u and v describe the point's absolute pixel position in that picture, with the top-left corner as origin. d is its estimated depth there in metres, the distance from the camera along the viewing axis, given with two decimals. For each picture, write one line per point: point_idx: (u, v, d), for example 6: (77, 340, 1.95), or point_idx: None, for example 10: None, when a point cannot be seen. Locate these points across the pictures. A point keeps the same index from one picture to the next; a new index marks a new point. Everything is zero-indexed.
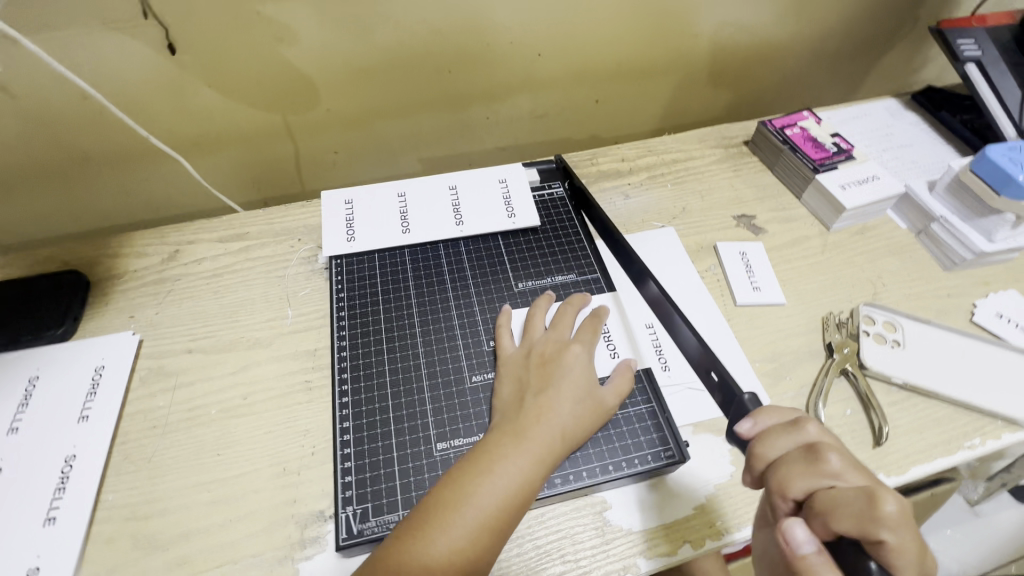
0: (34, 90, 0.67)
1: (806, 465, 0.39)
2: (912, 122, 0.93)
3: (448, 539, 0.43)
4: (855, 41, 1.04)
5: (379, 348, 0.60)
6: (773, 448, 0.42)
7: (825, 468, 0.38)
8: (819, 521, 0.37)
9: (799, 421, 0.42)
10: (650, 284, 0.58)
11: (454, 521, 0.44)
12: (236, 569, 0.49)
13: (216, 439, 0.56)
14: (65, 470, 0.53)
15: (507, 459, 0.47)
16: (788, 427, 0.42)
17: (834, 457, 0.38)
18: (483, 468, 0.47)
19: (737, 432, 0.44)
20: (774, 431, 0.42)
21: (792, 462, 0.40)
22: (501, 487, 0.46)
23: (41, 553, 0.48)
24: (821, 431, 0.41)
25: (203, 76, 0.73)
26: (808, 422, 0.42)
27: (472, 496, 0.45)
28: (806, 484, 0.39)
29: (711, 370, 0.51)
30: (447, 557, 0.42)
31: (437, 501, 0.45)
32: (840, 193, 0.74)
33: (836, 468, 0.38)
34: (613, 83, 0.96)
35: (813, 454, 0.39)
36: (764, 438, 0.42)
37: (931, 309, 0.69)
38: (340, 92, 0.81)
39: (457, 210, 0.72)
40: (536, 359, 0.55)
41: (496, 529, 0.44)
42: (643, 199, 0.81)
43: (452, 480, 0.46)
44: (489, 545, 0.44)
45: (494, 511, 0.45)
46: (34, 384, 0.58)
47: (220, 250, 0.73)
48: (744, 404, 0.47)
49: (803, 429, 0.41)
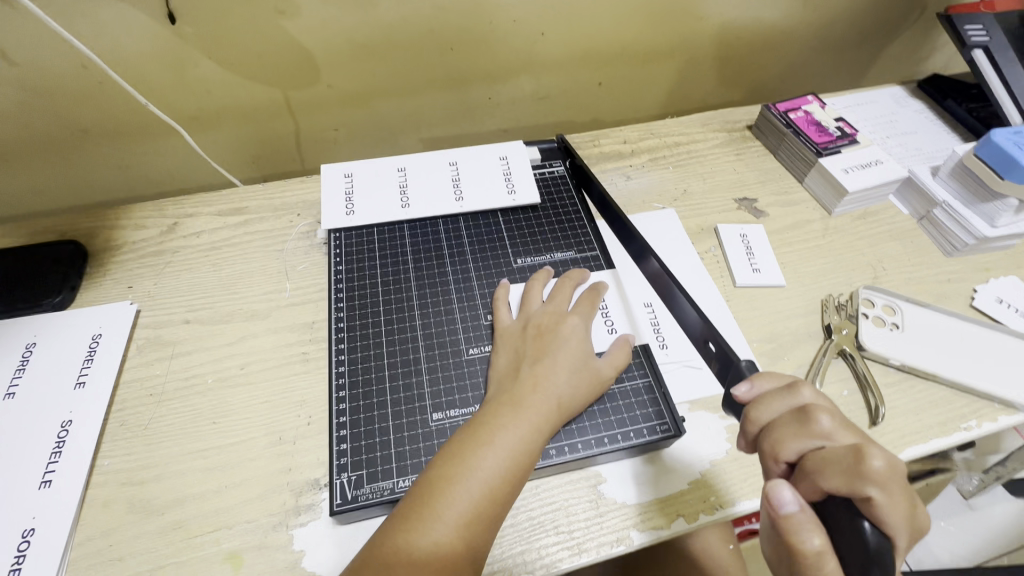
0: (31, 58, 0.67)
1: (797, 427, 0.39)
2: (917, 109, 0.92)
3: (454, 514, 0.42)
4: (863, 28, 1.03)
5: (376, 320, 0.60)
6: (766, 411, 0.42)
7: (814, 428, 0.38)
8: (809, 480, 0.37)
9: (793, 385, 0.42)
10: (651, 259, 0.57)
11: (457, 495, 0.43)
12: (230, 534, 0.49)
13: (212, 407, 0.56)
14: (61, 435, 0.53)
15: (505, 429, 0.47)
16: (781, 390, 0.42)
17: (824, 417, 0.38)
18: (482, 440, 0.46)
19: (734, 395, 0.44)
20: (767, 395, 0.42)
21: (784, 425, 0.40)
22: (502, 457, 0.45)
23: (36, 516, 0.48)
24: (814, 394, 0.41)
25: (203, 48, 0.72)
26: (802, 387, 0.42)
27: (474, 469, 0.44)
28: (797, 445, 0.39)
29: (708, 341, 0.51)
30: (454, 533, 0.42)
31: (438, 477, 0.44)
32: (843, 176, 0.74)
33: (826, 428, 0.38)
34: (617, 66, 0.95)
35: (805, 416, 0.39)
36: (757, 403, 0.42)
37: (931, 294, 0.69)
38: (342, 69, 0.80)
39: (457, 187, 0.72)
40: (533, 330, 0.55)
41: (500, 500, 0.44)
42: (644, 181, 0.80)
43: (451, 453, 0.46)
44: (493, 517, 0.44)
45: (497, 482, 0.44)
46: (31, 350, 0.58)
47: (219, 224, 0.73)
48: (741, 371, 0.47)
49: (796, 392, 0.41)
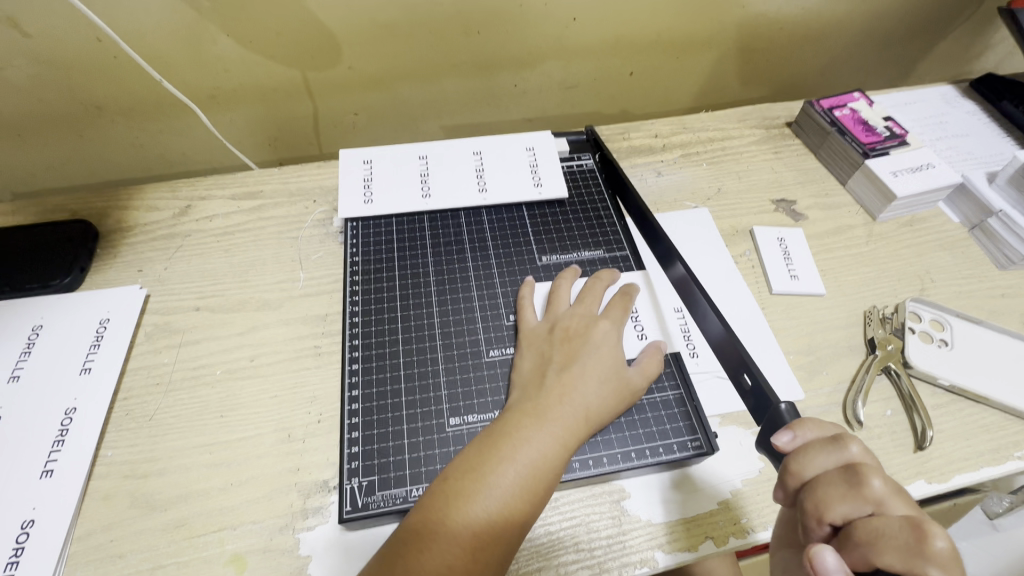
0: (44, 30, 0.64)
1: (846, 488, 0.36)
2: (969, 111, 0.86)
3: (467, 534, 0.40)
4: (912, 22, 0.97)
5: (393, 316, 0.57)
6: (810, 466, 0.39)
7: (866, 492, 0.35)
8: (860, 552, 0.34)
9: (841, 438, 0.39)
10: (678, 265, 0.55)
11: (474, 513, 0.40)
12: (234, 535, 0.47)
13: (220, 400, 0.54)
14: (65, 422, 0.51)
15: (528, 442, 0.44)
16: (827, 443, 0.39)
17: (877, 481, 0.35)
18: (503, 453, 0.43)
19: (775, 443, 0.41)
20: (812, 448, 0.39)
21: (831, 484, 0.37)
22: (523, 473, 0.43)
23: (36, 506, 0.46)
24: (864, 450, 0.38)
25: (222, 24, 0.69)
26: (850, 441, 0.38)
27: (492, 485, 0.42)
28: (845, 509, 0.36)
29: (745, 374, 0.49)
30: (467, 553, 0.39)
31: (454, 492, 0.42)
32: (892, 180, 0.69)
33: (879, 493, 0.35)
34: (650, 55, 0.91)
35: (854, 477, 0.36)
36: (800, 456, 0.39)
37: (982, 309, 0.64)
38: (363, 50, 0.77)
39: (480, 178, 0.69)
40: (560, 334, 0.52)
41: (518, 520, 0.41)
42: (676, 177, 0.76)
43: (468, 466, 0.43)
44: (510, 537, 0.41)
45: (515, 501, 0.42)
46: (37, 333, 0.56)
47: (232, 208, 0.70)
48: (779, 415, 0.44)
49: (844, 448, 0.38)
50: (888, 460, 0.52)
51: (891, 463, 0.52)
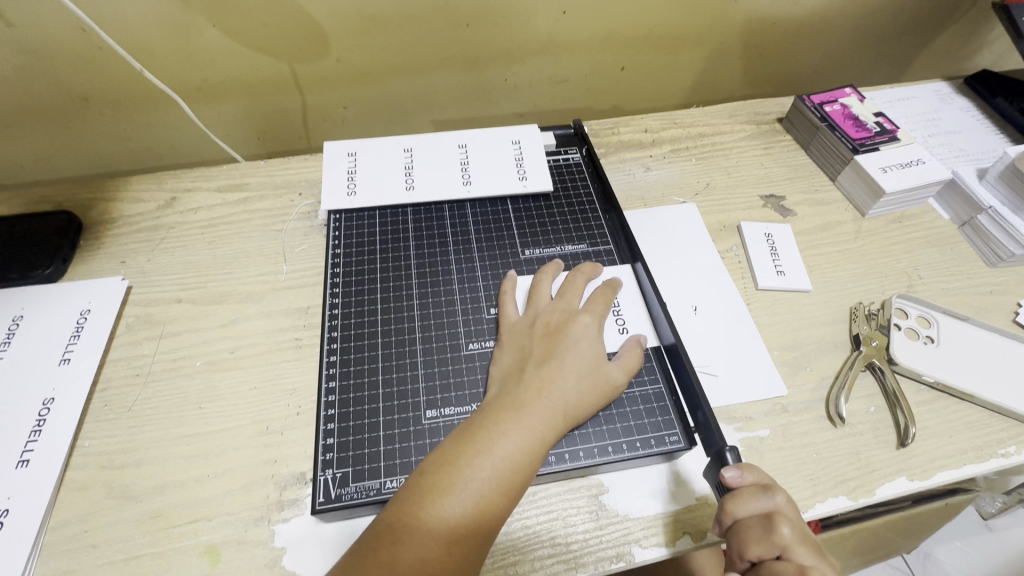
0: (27, 21, 0.64)
1: (763, 535, 0.41)
2: (962, 108, 0.86)
3: (442, 527, 0.39)
4: (907, 18, 0.97)
5: (373, 309, 0.57)
6: (741, 509, 0.42)
7: (777, 540, 0.41)
8: None
9: (772, 488, 0.43)
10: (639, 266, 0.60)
11: (449, 506, 0.40)
12: (210, 526, 0.46)
13: (199, 391, 0.54)
14: (42, 412, 0.51)
15: (505, 435, 0.44)
16: (758, 490, 0.43)
17: (787, 530, 0.41)
18: (480, 446, 0.43)
19: (723, 478, 0.43)
20: (744, 492, 0.43)
21: (752, 528, 0.42)
22: (499, 467, 0.42)
23: (11, 496, 0.46)
24: (782, 497, 0.43)
25: (208, 16, 0.69)
26: (778, 491, 0.43)
27: (468, 478, 0.41)
28: (760, 551, 0.41)
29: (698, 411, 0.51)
30: (441, 547, 0.39)
31: (429, 485, 0.41)
32: (881, 176, 0.68)
33: (786, 540, 0.41)
34: (641, 50, 0.90)
35: (770, 525, 0.41)
36: (734, 496, 0.43)
37: (970, 306, 0.63)
38: (351, 43, 0.77)
39: (465, 171, 0.68)
40: (540, 328, 0.52)
41: (494, 513, 0.41)
42: (664, 173, 0.76)
43: (445, 460, 0.43)
44: (486, 529, 0.41)
45: (491, 493, 0.41)
46: (17, 323, 0.56)
47: (218, 200, 0.70)
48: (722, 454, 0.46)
49: (769, 495, 0.43)
50: (870, 456, 0.52)
51: (872, 460, 0.52)
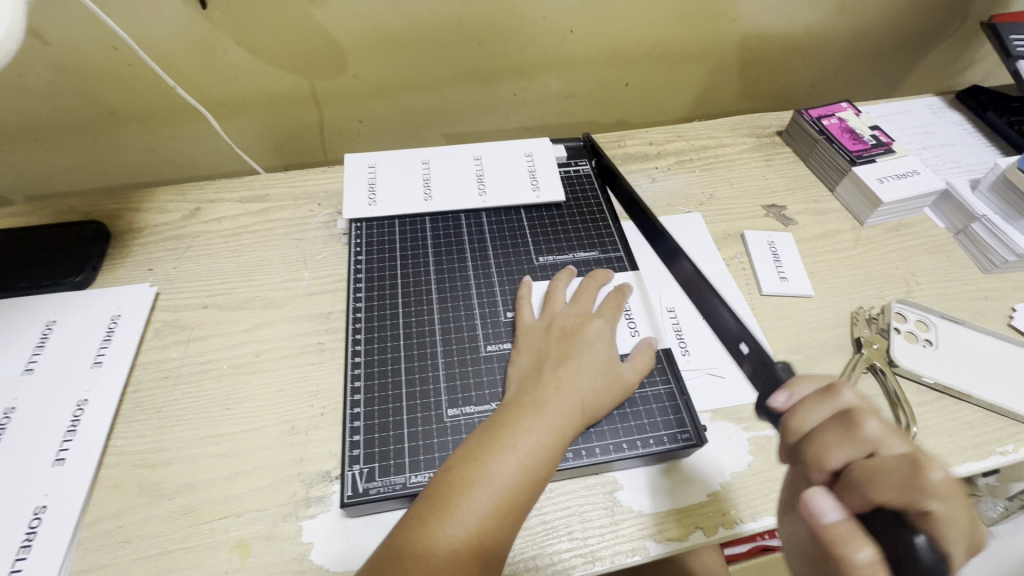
0: (63, 40, 0.67)
1: (843, 432, 0.37)
2: (955, 121, 0.89)
3: (472, 519, 0.41)
4: (900, 36, 1.00)
5: (394, 313, 0.59)
6: (811, 419, 0.40)
7: (863, 434, 0.36)
8: (858, 492, 0.34)
9: (835, 387, 0.40)
10: (684, 262, 0.56)
11: (477, 500, 0.42)
12: (239, 522, 0.48)
13: (226, 393, 0.56)
14: (77, 413, 0.53)
15: (528, 431, 0.46)
16: (824, 394, 0.40)
17: (874, 423, 0.36)
18: (504, 442, 0.45)
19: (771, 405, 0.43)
20: (810, 402, 0.40)
21: (829, 431, 0.38)
22: (523, 462, 0.44)
23: (48, 492, 0.48)
24: (857, 397, 0.39)
25: (233, 34, 0.72)
26: (844, 387, 0.39)
27: (494, 472, 0.43)
28: (845, 455, 0.36)
29: (740, 341, 0.51)
30: (471, 538, 0.40)
31: (457, 480, 0.43)
32: (877, 186, 0.71)
33: (875, 434, 0.36)
34: (645, 66, 0.94)
35: (852, 422, 0.37)
36: (799, 411, 0.40)
37: (966, 311, 0.66)
38: (368, 60, 0.80)
39: (480, 181, 0.71)
40: (556, 331, 0.54)
41: (520, 506, 0.43)
42: (670, 183, 0.79)
43: (471, 455, 0.44)
44: (512, 520, 0.42)
45: (516, 487, 0.43)
46: (50, 328, 0.58)
47: (240, 210, 0.73)
48: (775, 372, 0.46)
49: (838, 394, 0.39)
50: None
51: None
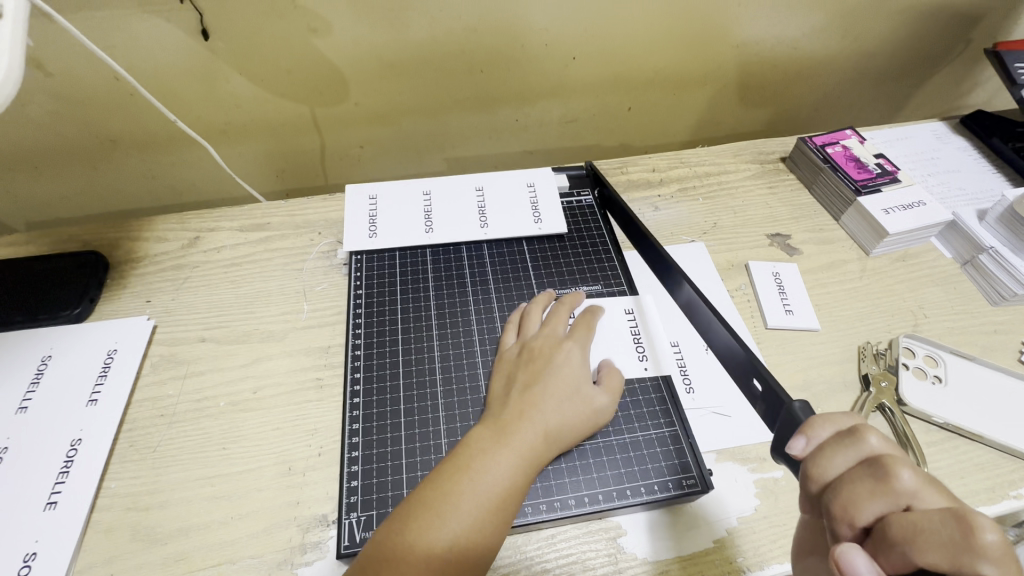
0: (64, 70, 0.67)
1: (874, 485, 0.33)
2: (960, 147, 0.89)
3: (446, 519, 0.41)
4: (904, 60, 1.00)
5: (394, 350, 0.59)
6: (834, 466, 0.36)
7: (896, 487, 0.33)
8: (898, 552, 0.31)
9: (858, 430, 0.36)
10: (685, 285, 0.53)
11: (433, 525, 0.40)
12: (233, 570, 0.47)
13: (223, 432, 0.55)
14: (70, 453, 0.52)
15: (485, 456, 0.45)
16: (845, 438, 0.36)
17: (909, 474, 0.33)
18: (477, 452, 0.45)
19: (790, 450, 0.38)
20: (830, 447, 0.36)
21: (857, 482, 0.34)
22: (480, 485, 0.43)
23: (39, 539, 0.47)
24: (884, 441, 0.35)
25: (234, 64, 0.72)
26: (868, 432, 0.36)
27: (467, 478, 0.43)
28: (876, 510, 0.33)
29: (755, 377, 0.45)
30: (446, 539, 0.40)
31: (414, 506, 0.42)
32: (883, 217, 0.71)
33: (911, 486, 0.32)
34: (647, 91, 0.93)
35: (883, 473, 0.33)
36: (820, 457, 0.36)
37: (976, 346, 0.65)
38: (370, 87, 0.80)
39: (482, 212, 0.71)
40: (526, 356, 0.54)
41: (495, 511, 0.42)
42: (673, 212, 0.78)
43: (429, 481, 0.44)
44: (488, 525, 0.42)
45: (488, 492, 0.43)
46: (46, 363, 0.57)
47: (239, 240, 0.72)
48: (794, 414, 0.41)
49: (862, 440, 0.36)
50: None
51: None
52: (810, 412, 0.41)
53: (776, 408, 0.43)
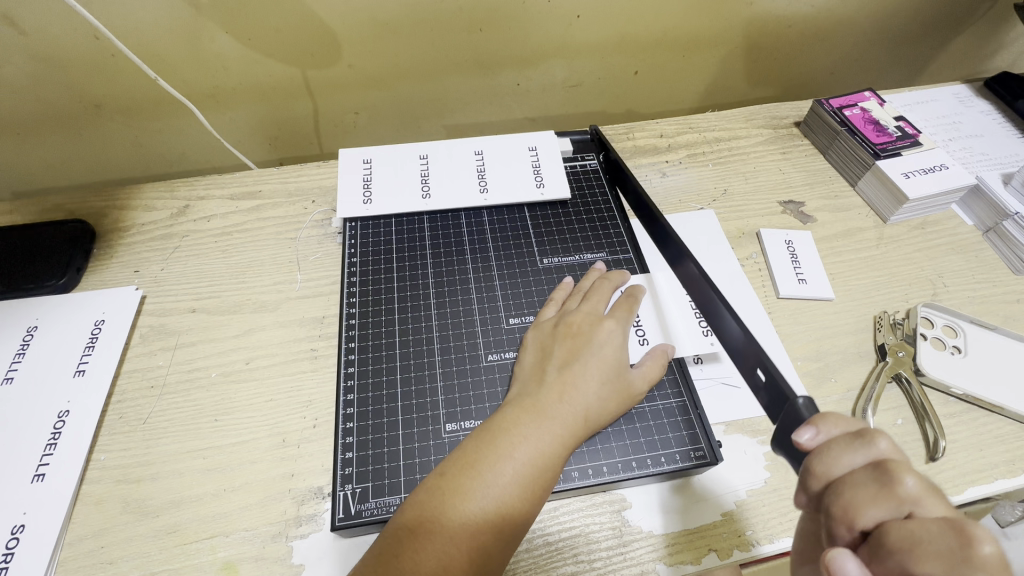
0: (41, 29, 0.64)
1: (877, 489, 0.31)
2: (983, 111, 0.84)
3: (491, 500, 0.39)
4: (925, 20, 0.95)
5: (390, 319, 0.56)
6: (837, 464, 0.34)
7: (898, 492, 0.30)
8: (895, 561, 0.29)
9: (869, 433, 0.33)
10: (689, 263, 0.50)
11: (469, 511, 0.39)
12: (227, 542, 0.46)
13: (215, 404, 0.53)
14: (57, 425, 0.50)
15: (525, 438, 0.42)
16: (853, 438, 0.34)
17: (911, 479, 0.30)
18: (524, 430, 0.43)
19: (796, 440, 0.36)
20: (836, 445, 0.34)
21: (859, 485, 0.32)
22: (520, 471, 0.41)
23: (27, 511, 0.45)
24: (894, 446, 0.33)
25: (220, 22, 0.69)
26: (879, 435, 0.33)
27: (513, 457, 0.41)
28: (876, 515, 0.31)
29: (757, 367, 0.43)
30: (491, 519, 0.39)
31: (449, 488, 0.40)
32: (903, 182, 0.67)
33: (912, 492, 0.30)
34: (655, 54, 0.89)
35: (887, 478, 0.31)
36: (824, 454, 0.34)
37: (996, 316, 0.62)
38: (363, 48, 0.76)
39: (481, 178, 0.68)
40: (564, 330, 0.51)
41: (536, 493, 0.41)
42: (681, 178, 0.75)
43: (465, 461, 0.41)
44: (530, 505, 0.41)
45: (534, 473, 0.41)
46: (31, 334, 0.56)
47: (231, 208, 0.69)
48: (796, 409, 0.39)
49: (872, 442, 0.33)
50: None
51: None
52: (814, 408, 0.39)
53: (780, 400, 0.41)
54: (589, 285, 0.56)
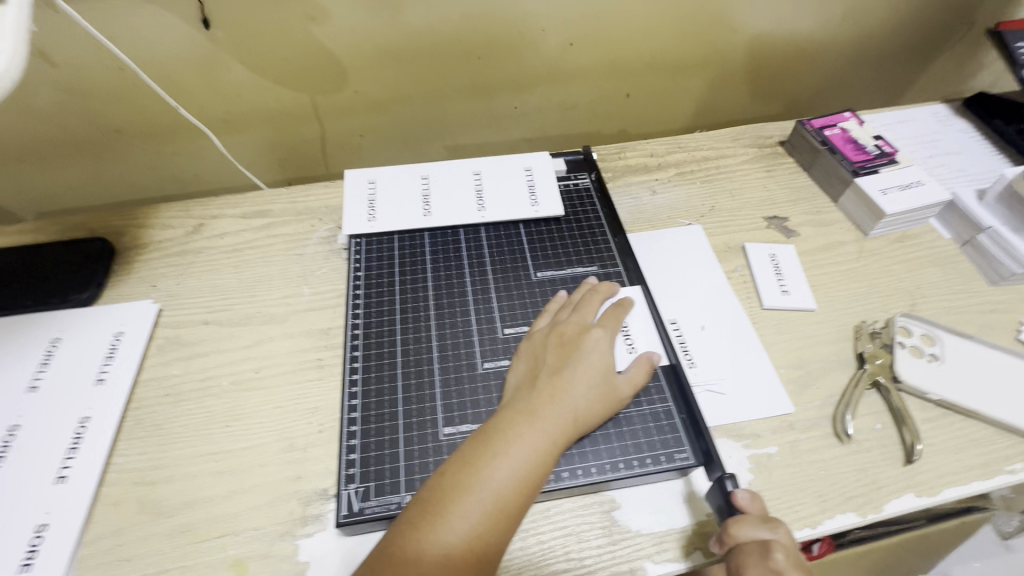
0: (70, 61, 0.69)
1: (760, 558, 0.42)
2: (961, 129, 0.88)
3: (489, 495, 0.42)
4: (903, 44, 1.00)
5: (392, 329, 0.60)
6: (742, 532, 0.43)
7: (772, 564, 0.41)
8: None
9: (771, 520, 0.44)
10: None
11: (469, 505, 0.41)
12: (237, 541, 0.48)
13: (226, 410, 0.56)
14: (79, 430, 0.53)
15: (520, 438, 0.45)
16: (761, 519, 0.44)
17: (782, 557, 0.41)
18: (517, 430, 0.46)
19: (733, 498, 0.45)
20: (747, 519, 0.44)
21: (749, 552, 0.42)
22: (515, 468, 0.44)
23: (50, 511, 0.48)
24: (785, 535, 0.43)
25: (235, 53, 0.74)
26: (778, 525, 0.44)
27: (509, 455, 0.44)
28: None
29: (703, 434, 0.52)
30: (489, 512, 0.42)
31: (449, 485, 0.43)
32: (881, 198, 0.70)
33: (782, 566, 0.41)
34: (646, 77, 0.94)
35: (767, 551, 0.42)
36: (736, 520, 0.44)
37: (973, 324, 0.65)
38: (368, 75, 0.81)
39: (479, 196, 0.71)
40: (555, 338, 0.54)
41: (530, 489, 0.44)
42: (670, 196, 0.78)
43: (464, 461, 0.44)
44: (525, 500, 0.43)
45: (529, 469, 0.44)
46: (54, 346, 0.59)
47: (242, 226, 0.73)
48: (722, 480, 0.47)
49: (771, 527, 0.43)
50: (878, 472, 0.53)
51: (880, 476, 0.53)
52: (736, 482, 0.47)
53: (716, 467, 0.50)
54: (580, 296, 0.60)
